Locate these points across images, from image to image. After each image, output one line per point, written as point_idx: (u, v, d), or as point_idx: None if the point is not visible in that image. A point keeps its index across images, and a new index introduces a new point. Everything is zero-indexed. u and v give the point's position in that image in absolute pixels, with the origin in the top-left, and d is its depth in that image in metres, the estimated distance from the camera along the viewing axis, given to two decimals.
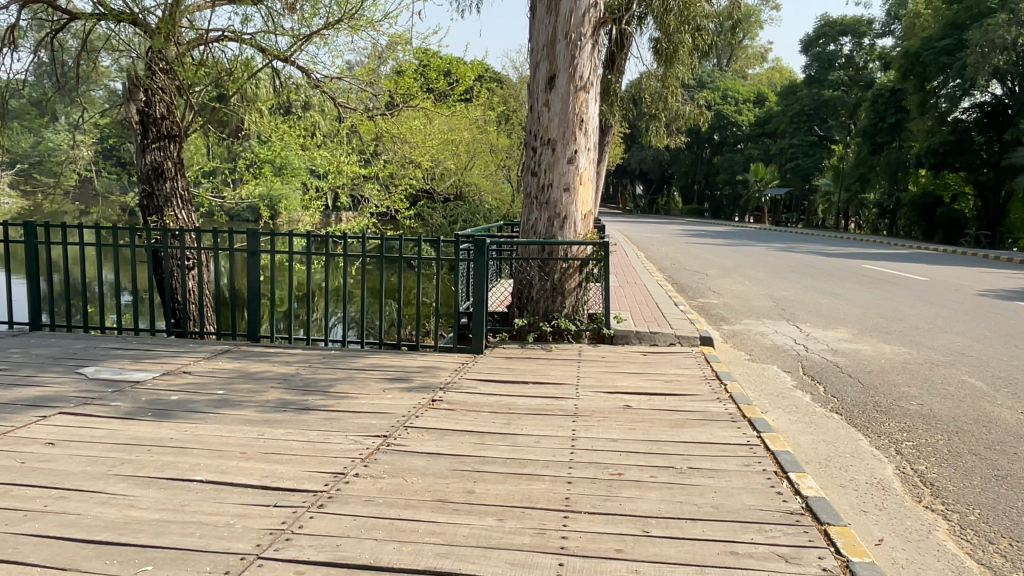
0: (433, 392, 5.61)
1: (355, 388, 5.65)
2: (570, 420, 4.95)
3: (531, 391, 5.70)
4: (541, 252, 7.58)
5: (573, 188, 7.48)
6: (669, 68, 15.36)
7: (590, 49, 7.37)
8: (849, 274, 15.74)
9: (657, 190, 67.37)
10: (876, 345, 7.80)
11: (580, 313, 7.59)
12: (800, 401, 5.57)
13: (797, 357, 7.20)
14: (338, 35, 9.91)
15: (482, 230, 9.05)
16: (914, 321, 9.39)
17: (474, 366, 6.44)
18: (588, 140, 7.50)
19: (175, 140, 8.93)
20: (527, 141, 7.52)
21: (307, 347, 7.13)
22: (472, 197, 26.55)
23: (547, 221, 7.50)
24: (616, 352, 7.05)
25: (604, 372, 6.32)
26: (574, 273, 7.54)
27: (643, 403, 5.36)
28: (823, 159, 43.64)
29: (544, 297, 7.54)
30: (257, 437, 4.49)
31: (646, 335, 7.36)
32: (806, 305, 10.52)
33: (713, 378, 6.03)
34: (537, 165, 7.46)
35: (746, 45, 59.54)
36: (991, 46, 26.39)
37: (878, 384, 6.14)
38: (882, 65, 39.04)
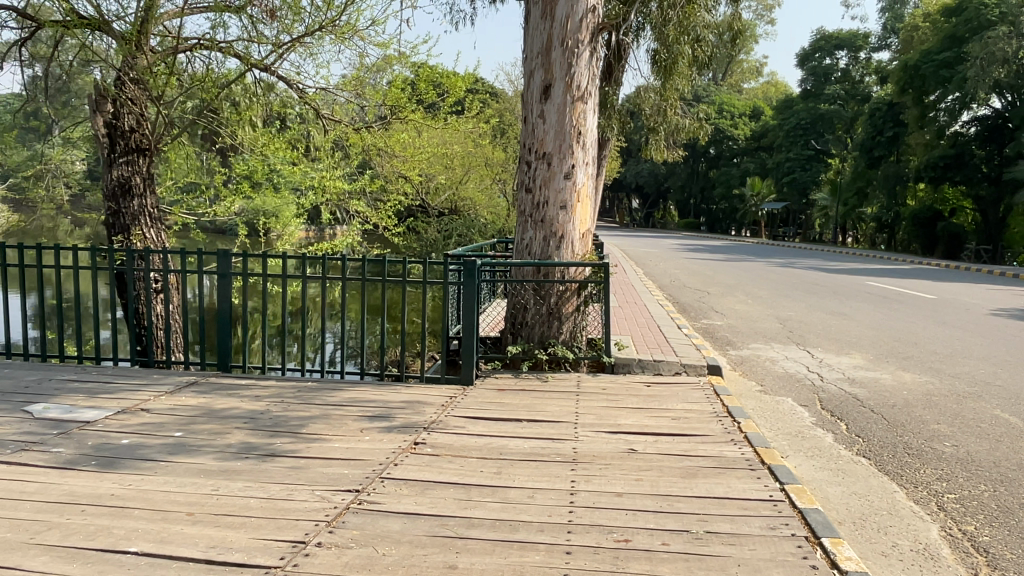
0: (417, 432, 5.06)
1: (329, 429, 5.10)
2: (568, 467, 4.40)
3: (525, 430, 5.15)
4: (535, 274, 7.05)
5: (571, 206, 6.96)
6: (668, 81, 14.84)
7: (588, 57, 6.87)
8: (855, 292, 15.26)
9: (653, 205, 67.08)
10: (895, 373, 7.27)
11: (577, 338, 7.06)
12: (823, 443, 5.03)
13: (812, 388, 6.67)
14: (321, 44, 9.41)
15: (473, 249, 8.50)
16: (930, 345, 8.87)
17: (463, 401, 5.90)
18: (586, 154, 6.98)
19: (143, 154, 8.49)
20: (521, 155, 7.01)
21: (281, 379, 6.56)
22: (467, 211, 26.23)
23: (542, 240, 6.98)
24: (618, 384, 6.50)
25: (605, 407, 5.78)
26: (571, 297, 7.01)
27: (649, 446, 4.82)
28: (821, 173, 43.29)
29: (540, 323, 7.00)
30: (210, 493, 3.93)
31: (649, 364, 6.82)
32: (815, 328, 9.99)
33: (724, 415, 5.50)
34: (531, 181, 6.95)
35: (742, 59, 59.44)
36: (992, 58, 26.09)
37: (904, 420, 5.60)
38: (878, 79, 38.83)
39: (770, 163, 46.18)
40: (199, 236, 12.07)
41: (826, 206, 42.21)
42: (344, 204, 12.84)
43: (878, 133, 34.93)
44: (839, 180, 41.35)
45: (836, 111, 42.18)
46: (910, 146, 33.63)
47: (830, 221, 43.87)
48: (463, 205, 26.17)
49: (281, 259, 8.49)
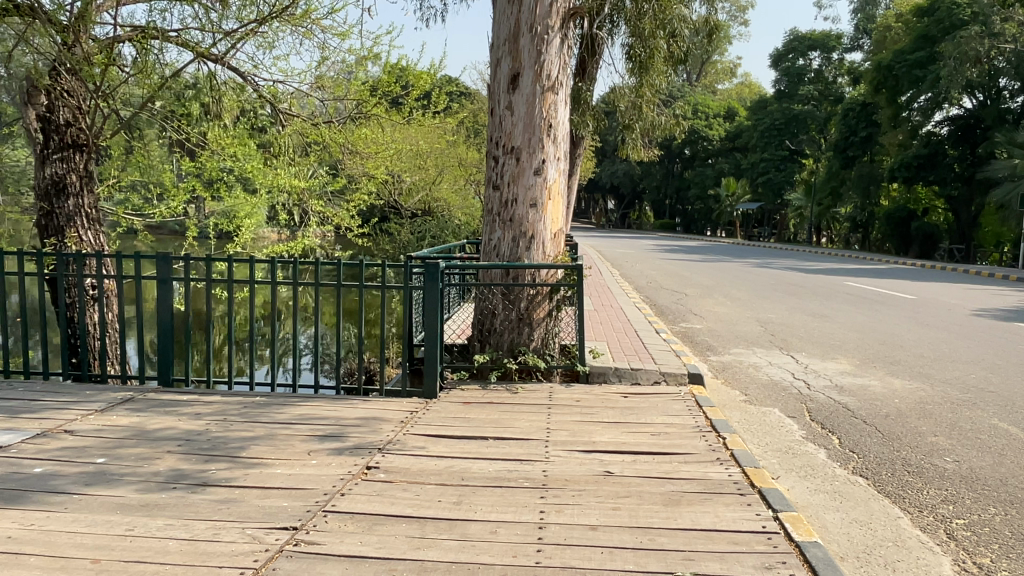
0: (370, 453, 4.56)
1: (272, 452, 4.59)
2: (536, 495, 3.93)
3: (490, 449, 4.68)
4: (505, 277, 6.61)
5: (542, 204, 6.50)
6: (644, 76, 14.48)
7: (559, 44, 6.43)
8: (833, 292, 15.01)
9: (630, 206, 66.93)
10: (885, 380, 6.90)
11: (549, 346, 6.60)
12: (816, 462, 4.61)
13: (799, 396, 6.28)
14: (277, 33, 8.88)
15: (439, 252, 8.03)
16: (917, 348, 8.55)
17: (425, 416, 5.41)
18: (558, 149, 6.53)
19: (81, 150, 7.91)
20: (488, 149, 6.53)
21: (227, 394, 6.03)
22: (441, 212, 25.77)
23: (511, 241, 6.52)
24: (593, 395, 6.04)
25: (579, 422, 5.32)
26: (543, 301, 6.55)
27: (627, 468, 4.37)
28: (795, 174, 43.32)
29: (510, 330, 6.54)
30: (124, 535, 3.41)
31: (627, 373, 6.38)
32: (796, 330, 9.64)
33: (708, 430, 5.08)
34: (499, 177, 6.47)
35: (716, 60, 59.44)
36: (964, 58, 26.08)
37: (900, 433, 5.22)
38: (851, 79, 38.99)
39: (745, 163, 46.18)
40: (150, 239, 11.46)
41: (800, 206, 42.27)
42: (307, 205, 12.30)
43: (851, 133, 34.95)
44: (813, 180, 41.39)
45: (810, 112, 42.25)
46: (884, 145, 33.71)
47: (805, 221, 43.97)
48: (438, 207, 25.74)
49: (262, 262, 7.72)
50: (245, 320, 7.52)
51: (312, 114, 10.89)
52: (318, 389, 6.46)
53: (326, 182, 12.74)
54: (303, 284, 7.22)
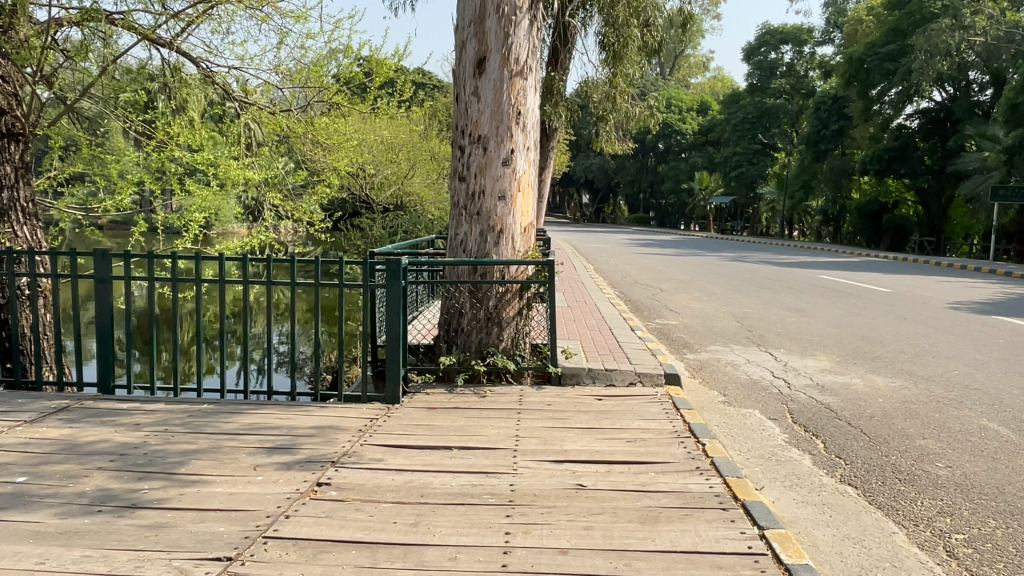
0: (323, 467, 4.19)
1: (215, 469, 4.21)
2: (502, 512, 3.59)
3: (453, 460, 4.33)
4: (472, 275, 6.23)
5: (511, 196, 6.13)
6: (618, 66, 14.21)
7: (527, 26, 6.07)
8: (808, 286, 14.87)
9: (604, 200, 66.83)
10: (867, 378, 6.66)
11: (520, 346, 6.27)
12: (802, 469, 4.32)
13: (780, 396, 6.00)
14: (231, 15, 8.40)
15: (404, 248, 7.64)
16: (896, 343, 8.36)
17: (385, 423, 5.04)
18: (528, 138, 6.17)
19: (16, 140, 7.37)
20: (453, 138, 6.15)
21: (171, 401, 5.61)
22: (413, 207, 25.32)
23: (479, 235, 6.14)
24: (565, 398, 5.71)
25: (550, 428, 4.99)
26: (513, 299, 6.20)
27: (601, 479, 4.05)
28: (767, 167, 43.40)
29: (478, 329, 6.18)
30: (33, 569, 3.03)
31: (601, 374, 6.06)
32: (774, 326, 9.40)
33: (687, 434, 4.78)
34: (465, 167, 6.09)
35: (688, 54, 59.49)
36: (935, 51, 26.16)
37: (887, 436, 4.96)
38: (822, 73, 39.11)
39: (718, 157, 46.23)
40: (95, 235, 10.94)
41: (773, 199, 42.45)
42: (267, 197, 11.86)
43: (823, 127, 34.99)
44: (786, 174, 41.51)
45: (781, 106, 42.35)
46: (856, 138, 33.84)
47: (778, 214, 44.09)
48: (410, 201, 25.32)
49: (225, 258, 6.33)
50: (219, 321, 6.39)
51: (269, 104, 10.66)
52: (271, 394, 6.03)
53: (288, 175, 12.26)
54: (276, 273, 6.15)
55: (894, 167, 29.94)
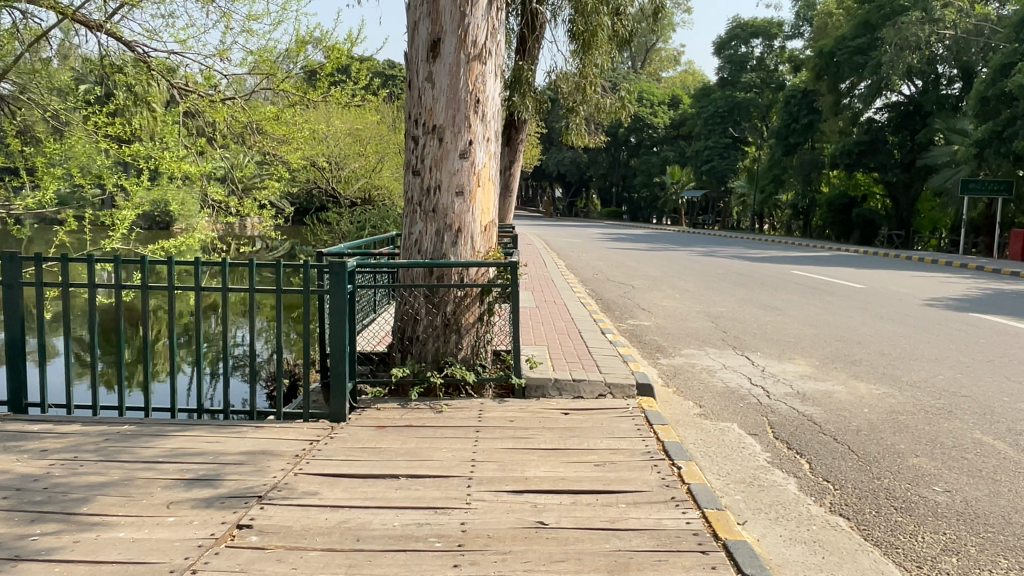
0: (247, 505, 3.67)
1: (123, 509, 3.67)
2: (448, 561, 3.10)
3: (399, 493, 3.83)
4: (428, 277, 5.69)
5: (470, 191, 5.60)
6: (587, 54, 13.77)
7: (486, 5, 5.56)
8: (781, 282, 14.54)
9: (576, 193, 66.44)
10: (849, 384, 6.28)
11: (480, 355, 5.75)
12: (789, 498, 3.88)
13: (759, 407, 5.57)
14: None
15: (354, 247, 7.09)
16: (876, 344, 8.01)
17: (326, 447, 4.52)
18: (488, 128, 5.65)
19: None
20: (405, 128, 5.61)
21: (88, 421, 5.03)
22: (381, 202, 24.66)
23: (435, 235, 5.58)
24: (528, 413, 5.22)
25: (509, 449, 4.51)
26: (473, 304, 5.68)
27: (563, 513, 3.58)
28: (738, 161, 43.27)
29: (435, 337, 5.63)
30: None
31: (567, 385, 5.58)
32: (750, 326, 9.00)
33: (661, 456, 4.32)
34: (419, 160, 5.55)
35: (659, 47, 59.28)
36: (905, 44, 26.18)
37: (877, 453, 4.57)
38: (792, 67, 39.08)
39: (689, 151, 46.07)
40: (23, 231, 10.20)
41: (743, 193, 42.41)
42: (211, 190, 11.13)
43: (793, 121, 34.91)
44: (756, 167, 41.44)
45: (751, 99, 42.30)
46: (825, 132, 33.84)
47: (749, 208, 44.04)
48: (377, 195, 24.70)
49: (149, 263, 5.39)
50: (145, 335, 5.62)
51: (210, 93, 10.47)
52: (206, 412, 5.39)
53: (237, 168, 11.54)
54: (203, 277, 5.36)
55: (863, 161, 29.95)
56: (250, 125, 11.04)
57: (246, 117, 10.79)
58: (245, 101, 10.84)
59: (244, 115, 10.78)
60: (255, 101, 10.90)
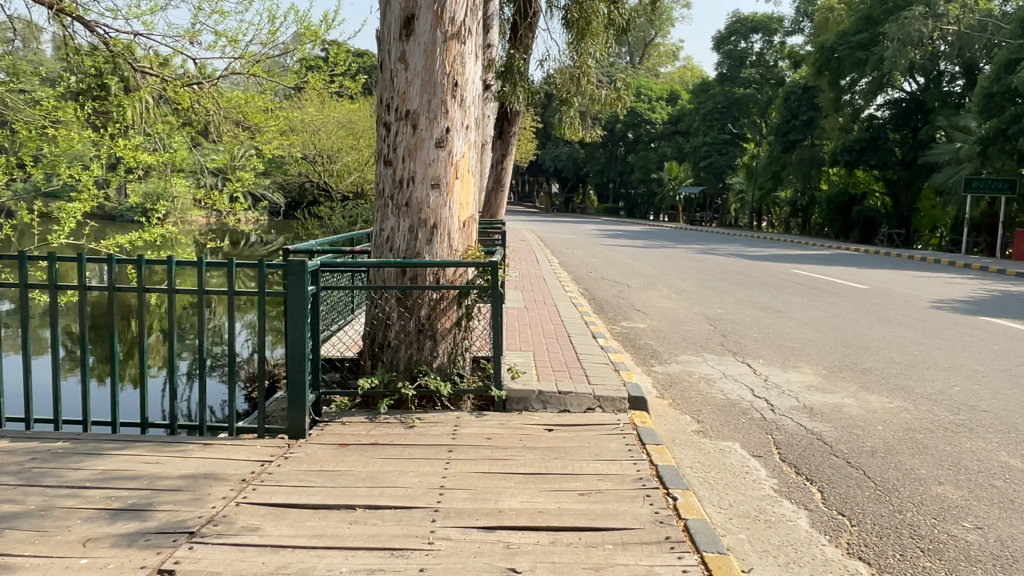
0: (174, 547, 3.16)
1: (31, 548, 3.16)
2: None
3: (353, 529, 3.34)
4: (400, 278, 5.16)
5: (447, 183, 5.09)
6: (582, 43, 13.40)
7: None
8: (782, 282, 14.04)
9: (573, 189, 65.80)
10: (859, 397, 5.79)
11: (458, 363, 5.25)
12: (800, 537, 3.39)
13: (763, 423, 5.08)
14: None
15: (323, 245, 6.59)
16: (885, 351, 7.53)
17: (278, 471, 4.02)
18: (466, 114, 5.14)
19: None
20: (376, 113, 5.09)
21: (16, 438, 4.49)
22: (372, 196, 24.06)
23: (408, 232, 5.06)
24: (508, 429, 4.73)
25: (484, 473, 4.01)
26: (450, 308, 5.18)
27: (539, 557, 3.09)
28: (736, 158, 42.67)
29: (407, 344, 5.12)
30: None
31: (552, 398, 5.08)
32: (751, 329, 8.52)
33: (654, 484, 3.83)
34: (391, 149, 5.04)
35: (657, 42, 58.68)
36: (907, 40, 25.66)
37: (896, 481, 4.08)
38: (792, 63, 38.61)
39: (687, 147, 45.50)
40: None
41: (742, 190, 41.91)
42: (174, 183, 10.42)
43: (792, 117, 34.44)
44: (755, 164, 40.93)
45: (751, 95, 41.79)
46: (825, 129, 33.33)
47: (747, 205, 43.52)
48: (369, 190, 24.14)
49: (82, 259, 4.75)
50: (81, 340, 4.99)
51: (180, 74, 10.11)
52: (151, 427, 4.81)
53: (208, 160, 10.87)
54: (143, 278, 4.69)
55: (865, 158, 29.42)
56: (215, 112, 10.49)
57: (216, 103, 10.42)
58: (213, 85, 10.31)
59: (212, 100, 10.35)
60: (224, 88, 10.46)
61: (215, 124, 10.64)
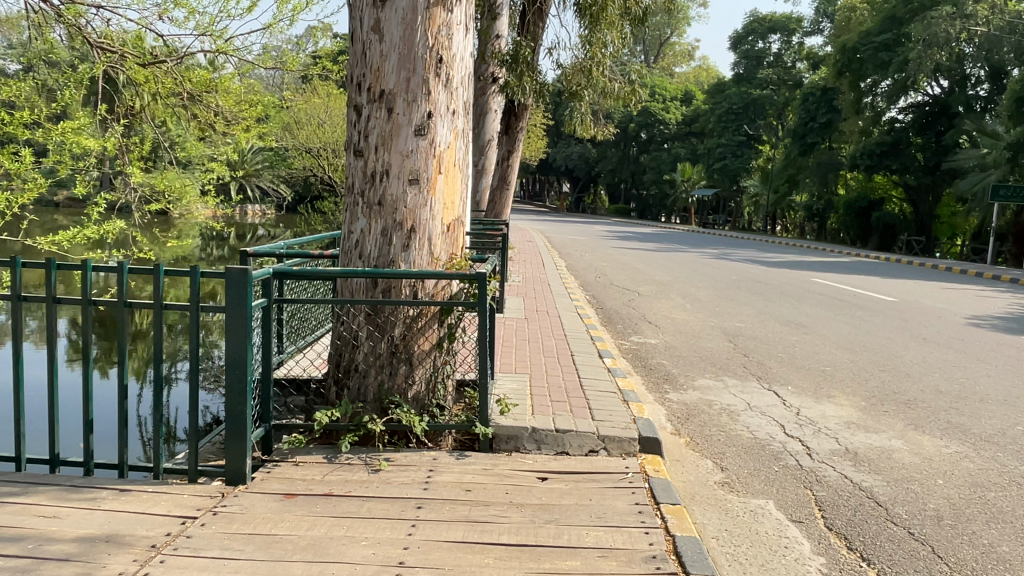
0: None
1: None
2: None
3: None
4: (370, 291, 4.34)
5: (428, 179, 4.26)
6: (595, 30, 12.59)
7: None
8: (803, 292, 13.12)
9: (584, 189, 64.70)
10: (909, 439, 4.95)
11: (438, 390, 4.44)
12: None
13: (800, 475, 4.22)
14: None
15: (287, 250, 5.76)
16: (929, 379, 6.67)
17: (199, 534, 3.21)
18: (452, 97, 4.33)
19: None
20: (346, 94, 4.29)
21: None
22: None
23: (380, 235, 4.25)
24: (493, 477, 3.90)
25: (456, 542, 3.19)
26: (430, 326, 4.37)
27: None
28: (752, 160, 41.57)
29: (377, 368, 4.32)
30: None
31: (547, 438, 4.27)
32: (775, 348, 7.66)
33: (671, 566, 3.01)
34: (362, 137, 4.24)
35: (673, 40, 57.53)
36: (933, 40, 24.62)
37: (977, 565, 3.23)
38: (812, 64, 37.58)
39: (701, 148, 44.39)
40: None
41: (757, 193, 40.92)
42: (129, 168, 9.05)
43: (810, 119, 33.42)
44: (771, 167, 39.83)
45: (767, 96, 40.73)
46: (844, 132, 32.30)
47: (762, 209, 42.35)
48: None
49: None
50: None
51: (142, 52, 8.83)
52: (57, 467, 3.95)
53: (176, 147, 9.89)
54: (51, 286, 3.75)
55: (885, 162, 28.44)
56: (186, 95, 9.32)
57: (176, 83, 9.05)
58: (178, 64, 9.00)
59: (175, 80, 9.04)
60: (190, 64, 9.08)
61: (186, 112, 9.50)
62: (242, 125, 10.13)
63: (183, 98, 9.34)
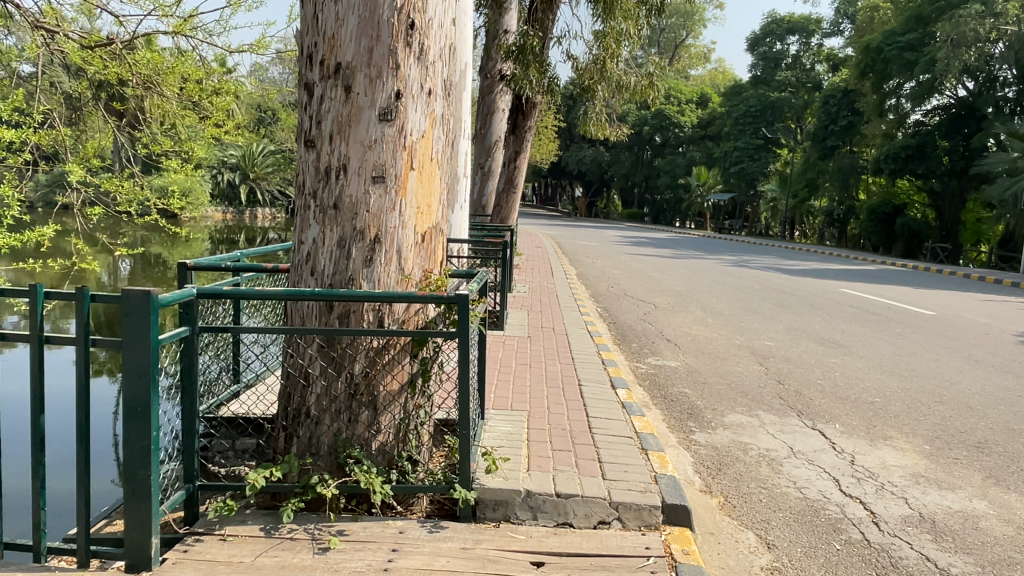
0: None
1: None
2: None
3: None
4: (325, 316, 3.47)
5: (396, 176, 3.39)
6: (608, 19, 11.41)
7: None
8: (833, 304, 12.11)
9: (597, 194, 63.53)
10: (994, 500, 4.01)
11: (411, 442, 3.56)
12: None
13: (870, 557, 3.27)
14: None
15: (238, 265, 4.90)
16: (997, 414, 5.70)
17: None
18: (427, 74, 3.45)
19: None
20: (295, 71, 3.43)
21: None
22: None
23: (335, 246, 3.38)
24: (473, 562, 2.99)
25: None
26: (402, 361, 3.48)
27: None
28: (769, 164, 40.38)
29: (333, 414, 3.45)
30: None
31: (545, 504, 3.38)
32: (813, 374, 6.71)
33: None
34: (314, 123, 3.37)
35: (688, 42, 56.33)
36: (961, 40, 23.54)
37: None
38: (832, 66, 36.54)
39: (716, 152, 43.32)
40: None
41: (775, 198, 39.88)
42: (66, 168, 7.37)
43: (831, 122, 32.23)
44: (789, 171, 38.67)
45: (786, 99, 39.58)
46: (866, 135, 31.17)
47: (780, 214, 41.17)
48: None
49: None
50: None
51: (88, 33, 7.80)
52: None
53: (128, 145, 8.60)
54: None
55: (910, 167, 27.31)
56: (139, 85, 7.97)
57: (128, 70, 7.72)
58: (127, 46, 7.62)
59: (126, 65, 7.64)
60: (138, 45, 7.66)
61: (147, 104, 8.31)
62: (212, 118, 8.78)
63: (140, 87, 7.98)
